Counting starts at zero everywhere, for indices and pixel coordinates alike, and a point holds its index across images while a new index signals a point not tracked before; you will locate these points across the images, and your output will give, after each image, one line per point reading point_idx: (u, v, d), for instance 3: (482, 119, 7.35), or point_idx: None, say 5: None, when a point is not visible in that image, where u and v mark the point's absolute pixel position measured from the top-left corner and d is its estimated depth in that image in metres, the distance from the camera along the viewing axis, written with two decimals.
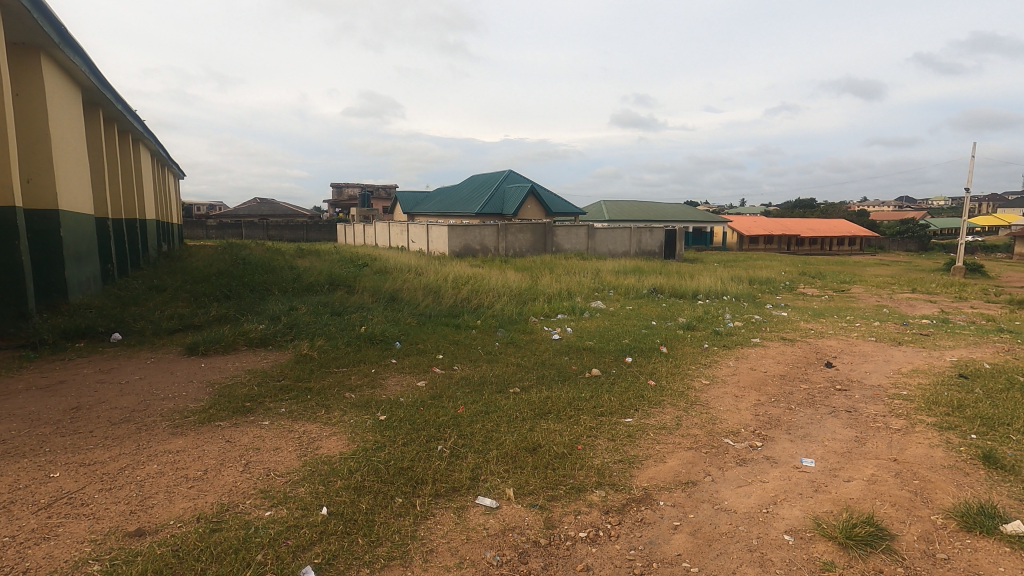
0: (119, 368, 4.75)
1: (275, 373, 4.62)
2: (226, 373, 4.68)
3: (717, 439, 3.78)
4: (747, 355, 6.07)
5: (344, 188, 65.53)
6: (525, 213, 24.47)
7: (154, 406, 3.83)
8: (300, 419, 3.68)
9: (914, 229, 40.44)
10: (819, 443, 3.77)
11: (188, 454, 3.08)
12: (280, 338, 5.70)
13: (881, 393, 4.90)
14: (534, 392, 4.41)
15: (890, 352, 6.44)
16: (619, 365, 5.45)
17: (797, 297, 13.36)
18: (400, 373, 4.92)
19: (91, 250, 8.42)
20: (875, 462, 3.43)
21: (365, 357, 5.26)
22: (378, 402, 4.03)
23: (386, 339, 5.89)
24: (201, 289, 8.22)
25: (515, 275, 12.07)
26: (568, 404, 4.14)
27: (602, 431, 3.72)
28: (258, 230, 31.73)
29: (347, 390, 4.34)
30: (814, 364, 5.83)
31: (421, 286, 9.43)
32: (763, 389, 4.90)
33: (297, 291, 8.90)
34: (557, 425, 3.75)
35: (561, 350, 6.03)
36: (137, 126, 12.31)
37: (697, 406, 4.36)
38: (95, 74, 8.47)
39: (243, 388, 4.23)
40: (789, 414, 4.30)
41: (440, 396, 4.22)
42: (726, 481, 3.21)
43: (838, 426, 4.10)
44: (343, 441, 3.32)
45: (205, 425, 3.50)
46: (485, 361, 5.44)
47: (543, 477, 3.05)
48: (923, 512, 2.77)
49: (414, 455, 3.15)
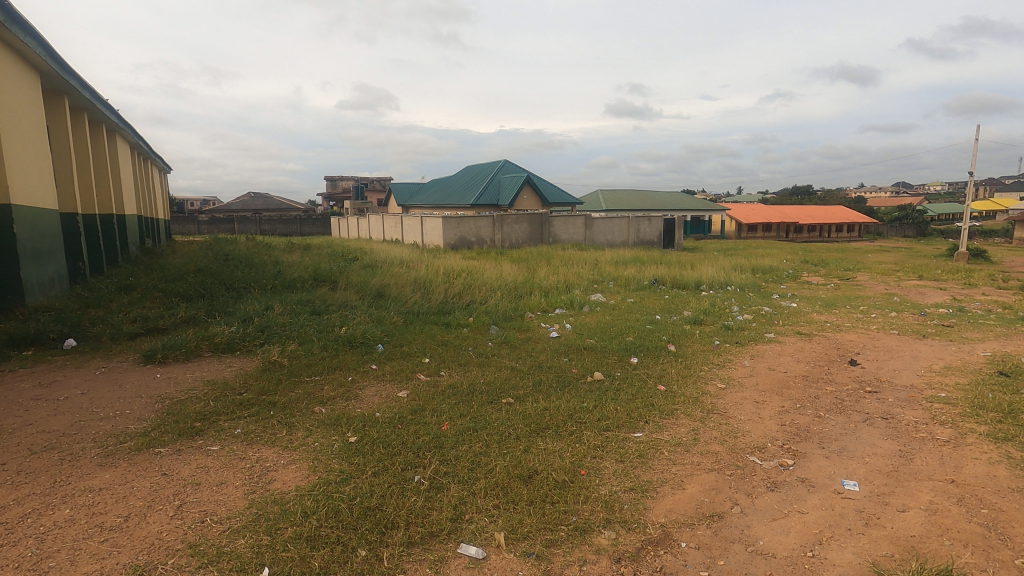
0: (61, 381, 4.19)
1: (236, 385, 4.07)
2: (182, 385, 4.13)
3: (741, 457, 3.27)
4: (763, 353, 5.55)
5: (340, 181, 64.82)
6: (521, 203, 23.87)
7: (88, 429, 3.29)
8: (256, 442, 3.15)
9: (914, 214, 39.96)
10: (859, 460, 3.27)
11: (111, 495, 2.55)
12: (250, 342, 5.17)
13: (917, 396, 4.39)
14: (529, 403, 3.88)
15: (916, 347, 5.92)
16: (624, 367, 4.92)
17: (803, 286, 12.86)
18: (380, 382, 4.38)
19: (55, 247, 7.85)
20: (930, 484, 2.93)
21: (343, 363, 4.73)
22: (350, 419, 3.51)
23: (366, 341, 5.35)
24: (174, 287, 7.67)
25: (511, 268, 11.50)
26: (568, 417, 3.61)
27: (609, 451, 3.20)
28: (251, 223, 31.23)
29: (317, 404, 3.82)
30: (836, 362, 5.31)
31: (410, 280, 8.89)
32: (785, 393, 4.39)
33: (277, 288, 8.32)
34: (556, 445, 3.22)
35: (559, 350, 5.50)
36: (110, 116, 11.64)
37: (715, 416, 3.85)
38: (53, 57, 7.78)
39: (197, 403, 3.71)
40: (819, 424, 3.79)
41: (421, 410, 3.69)
42: (757, 512, 2.70)
43: (876, 437, 3.60)
44: (303, 471, 2.80)
45: (141, 453, 2.97)
46: (476, 364, 4.89)
47: (540, 515, 2.53)
48: (1003, 556, 2.29)
49: (385, 490, 2.62)
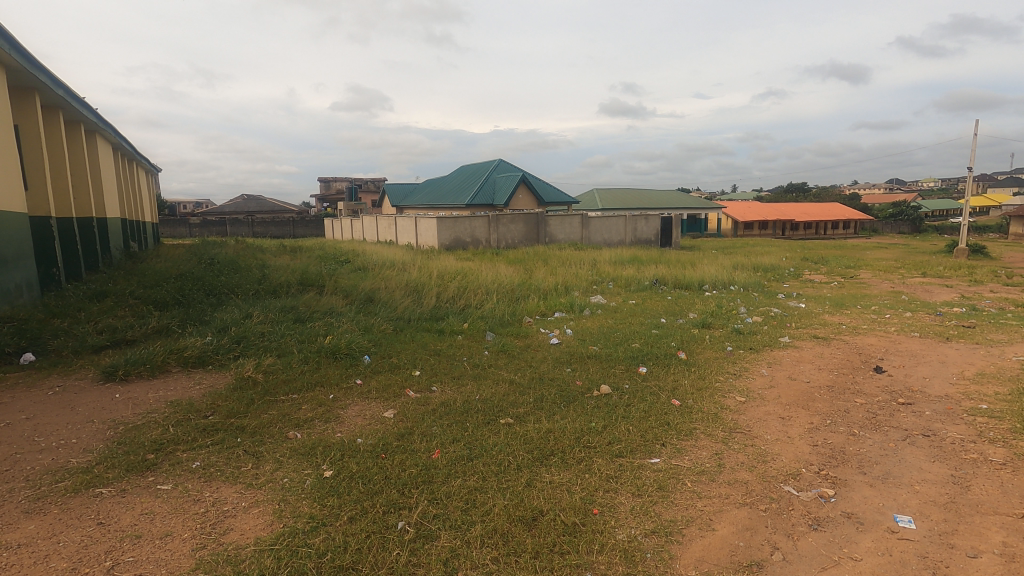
0: (6, 404, 3.74)
1: (202, 407, 3.63)
2: (141, 406, 3.69)
3: (775, 486, 2.86)
4: (781, 360, 5.14)
5: (334, 183, 64.33)
6: (517, 203, 23.42)
7: (22, 465, 2.84)
8: (216, 477, 2.72)
9: (909, 209, 39.76)
10: (908, 488, 2.87)
11: (30, 553, 2.11)
12: (223, 355, 4.73)
13: (956, 408, 4.00)
14: (530, 423, 3.46)
15: (943, 351, 5.52)
16: (633, 378, 4.51)
17: (806, 284, 12.51)
18: (364, 400, 3.95)
19: (23, 253, 7.36)
20: (998, 520, 2.53)
21: (325, 378, 4.31)
22: (327, 447, 3.08)
23: (351, 352, 4.91)
24: (150, 295, 7.21)
25: (507, 269, 11.10)
26: (575, 441, 3.20)
27: (624, 482, 2.79)
28: (243, 227, 30.67)
29: (291, 429, 3.39)
30: (860, 369, 4.93)
31: (401, 284, 8.45)
32: (812, 406, 3.99)
33: (261, 295, 7.86)
34: (563, 476, 2.81)
35: (561, 359, 5.08)
36: (88, 115, 11.12)
37: (739, 436, 3.45)
38: (19, 50, 7.27)
39: (154, 430, 3.27)
40: (856, 444, 3.39)
41: (408, 434, 3.26)
42: (803, 560, 2.29)
43: (921, 459, 3.20)
44: (267, 516, 2.37)
45: (78, 496, 2.53)
46: (471, 378, 4.46)
47: (548, 572, 2.11)
48: None
49: (363, 542, 2.20)
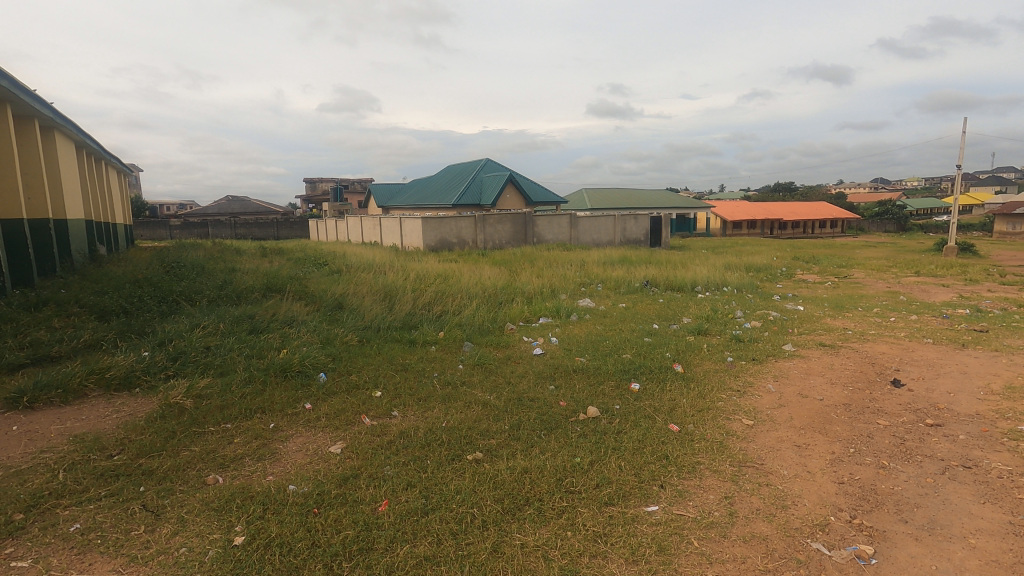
0: None
1: (109, 444, 3.01)
2: (35, 445, 3.05)
3: (800, 543, 2.31)
4: (789, 373, 4.61)
5: (320, 184, 63.47)
6: (504, 202, 22.82)
7: None
8: (93, 549, 2.12)
9: (895, 208, 39.75)
10: (962, 541, 2.34)
11: None
12: (154, 375, 4.11)
13: (993, 431, 3.49)
14: (503, 461, 2.88)
15: (963, 361, 5.03)
16: (624, 398, 3.95)
17: (800, 285, 12.07)
18: (310, 430, 3.35)
19: None
20: None
21: (269, 402, 3.70)
22: (248, 498, 2.47)
23: (305, 369, 4.30)
24: (95, 302, 6.53)
25: (490, 271, 10.50)
26: (556, 485, 2.64)
27: (614, 544, 2.23)
28: (225, 228, 29.85)
29: (213, 471, 2.79)
30: (878, 383, 4.40)
31: (374, 288, 7.84)
32: (830, 431, 3.46)
33: (219, 302, 7.20)
34: (539, 538, 2.24)
35: (543, 374, 4.51)
36: (42, 110, 10.32)
37: (750, 472, 2.90)
38: None
39: (37, 478, 2.64)
40: (888, 480, 2.86)
41: (353, 478, 2.68)
42: None
43: (968, 499, 2.68)
44: None
45: None
46: (440, 400, 3.86)
47: None
48: None
49: None
